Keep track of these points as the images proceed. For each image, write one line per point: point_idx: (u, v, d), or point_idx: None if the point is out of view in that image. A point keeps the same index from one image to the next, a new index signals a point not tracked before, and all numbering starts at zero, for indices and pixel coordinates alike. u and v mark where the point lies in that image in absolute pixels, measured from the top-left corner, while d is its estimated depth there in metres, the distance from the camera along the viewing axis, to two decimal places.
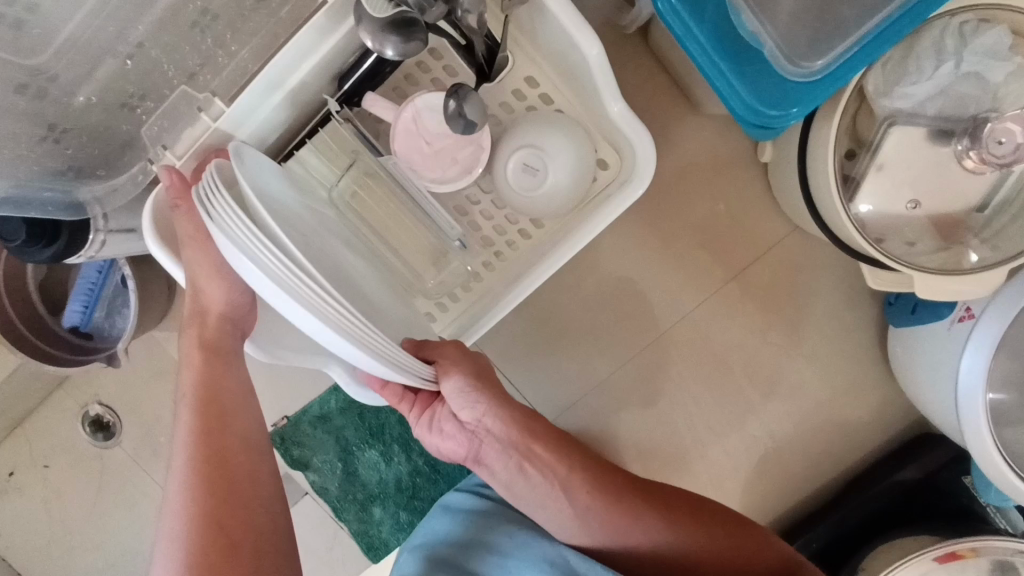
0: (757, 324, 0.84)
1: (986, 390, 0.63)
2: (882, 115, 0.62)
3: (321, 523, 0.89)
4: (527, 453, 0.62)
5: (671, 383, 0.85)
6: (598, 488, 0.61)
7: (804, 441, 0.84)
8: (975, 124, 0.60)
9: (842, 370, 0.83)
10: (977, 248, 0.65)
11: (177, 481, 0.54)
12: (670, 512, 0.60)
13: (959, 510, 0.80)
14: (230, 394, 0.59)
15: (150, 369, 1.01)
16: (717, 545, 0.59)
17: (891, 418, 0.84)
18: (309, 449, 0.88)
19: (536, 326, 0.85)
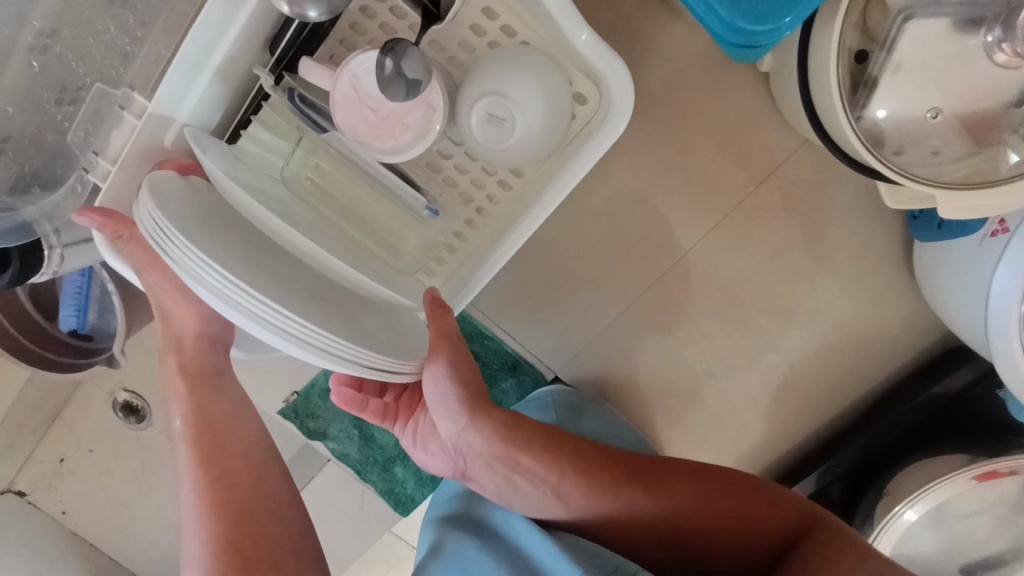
0: (769, 250, 0.77)
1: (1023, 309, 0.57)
2: (896, 8, 0.54)
3: (347, 484, 0.92)
4: (514, 467, 0.61)
5: (680, 320, 0.81)
6: (595, 479, 0.61)
7: (825, 366, 0.80)
8: (1009, 10, 0.52)
9: (864, 291, 0.77)
10: (1017, 147, 0.56)
11: (189, 507, 0.56)
12: (675, 491, 0.60)
13: (987, 420, 0.77)
14: (223, 415, 0.59)
15: None
16: (724, 518, 0.58)
17: (924, 334, 0.78)
18: (324, 420, 0.89)
19: (533, 277, 0.81)
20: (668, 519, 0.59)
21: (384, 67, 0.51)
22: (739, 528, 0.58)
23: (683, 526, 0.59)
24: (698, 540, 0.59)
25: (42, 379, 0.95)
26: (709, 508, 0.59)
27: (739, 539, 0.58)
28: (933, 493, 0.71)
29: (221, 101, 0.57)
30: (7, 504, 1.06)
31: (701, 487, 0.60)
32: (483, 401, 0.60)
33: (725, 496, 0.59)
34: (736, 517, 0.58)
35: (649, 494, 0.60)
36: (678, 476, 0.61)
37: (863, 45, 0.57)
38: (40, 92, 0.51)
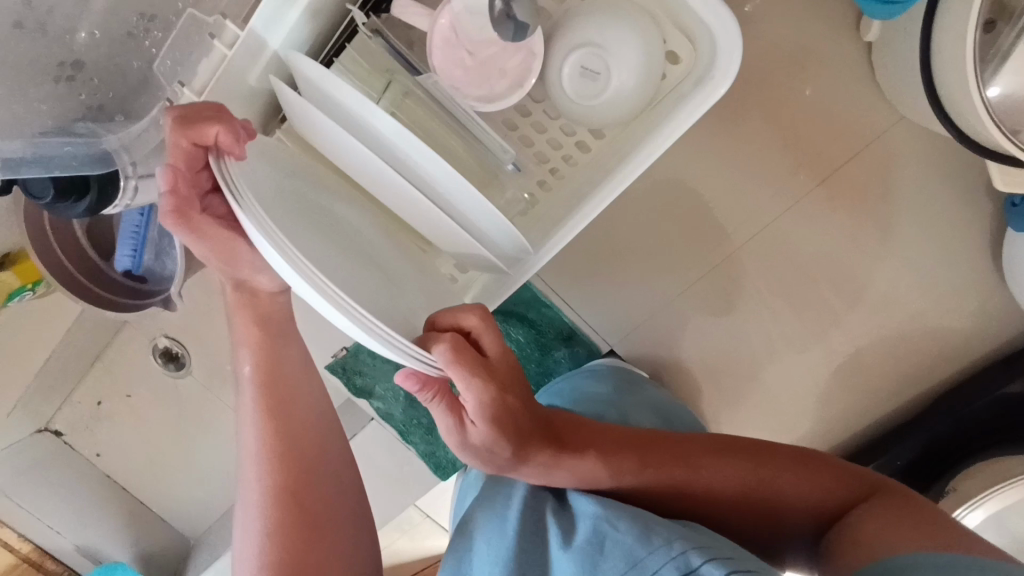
0: (846, 234, 0.75)
1: None
2: None
3: (388, 444, 0.91)
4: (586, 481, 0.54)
5: (748, 301, 0.79)
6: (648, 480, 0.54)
7: (894, 356, 0.78)
8: None
9: (941, 281, 0.74)
10: None
11: (251, 455, 0.56)
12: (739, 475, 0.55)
13: None
14: (289, 373, 0.57)
15: (207, 304, 1.01)
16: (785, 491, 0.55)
17: (1002, 329, 0.75)
18: (372, 378, 0.87)
19: (598, 242, 0.79)
20: (717, 510, 0.55)
21: (494, 7, 0.51)
22: (785, 511, 0.55)
23: (733, 514, 0.55)
24: (743, 527, 0.56)
25: (90, 319, 0.94)
26: (760, 488, 0.55)
27: (787, 520, 0.55)
28: (1003, 494, 0.69)
29: (311, 38, 0.55)
30: (44, 443, 1.06)
31: (754, 466, 0.55)
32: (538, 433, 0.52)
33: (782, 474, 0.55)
34: (785, 501, 0.55)
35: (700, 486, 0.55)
36: (727, 462, 0.55)
37: (992, 14, 0.54)
38: (130, 17, 0.51)
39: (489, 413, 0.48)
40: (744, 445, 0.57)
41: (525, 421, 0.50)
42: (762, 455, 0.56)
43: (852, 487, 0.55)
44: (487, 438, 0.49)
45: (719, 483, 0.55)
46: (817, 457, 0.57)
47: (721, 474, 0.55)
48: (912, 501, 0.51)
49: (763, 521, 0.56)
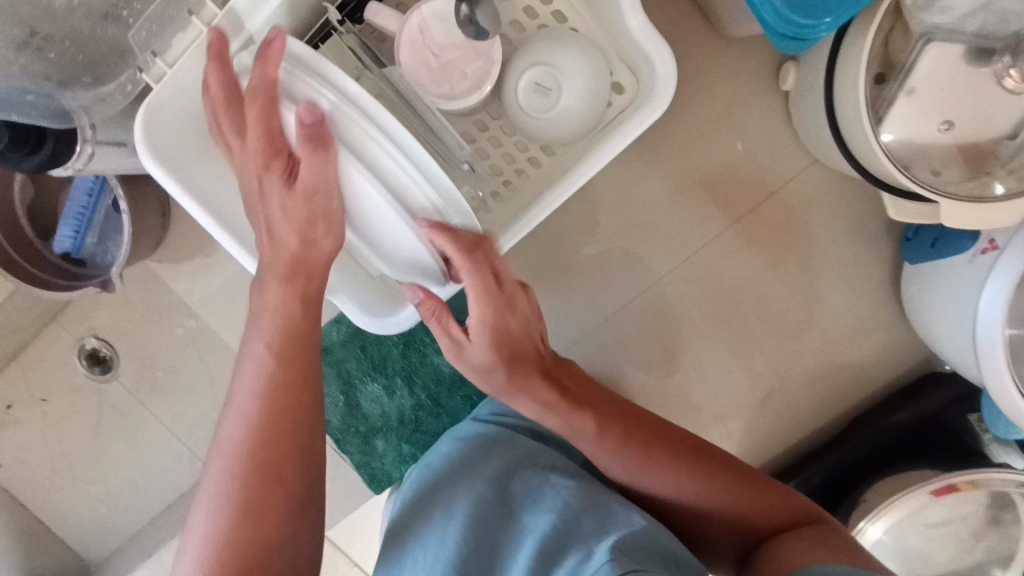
0: (767, 261, 0.82)
1: (1005, 323, 0.61)
2: (917, 32, 0.59)
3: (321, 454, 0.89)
4: (571, 424, 0.60)
5: (678, 319, 0.84)
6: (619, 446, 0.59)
7: (811, 379, 0.84)
8: (1018, 40, 0.57)
9: (849, 308, 0.82)
10: (1004, 179, 0.61)
11: (236, 425, 0.52)
12: (703, 475, 0.58)
13: (959, 450, 0.80)
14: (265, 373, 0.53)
15: (146, 304, 0.98)
16: (735, 500, 0.57)
17: (901, 356, 0.83)
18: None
19: (545, 256, 0.83)
20: (669, 501, 0.59)
21: (459, 12, 0.58)
22: (719, 520, 0.58)
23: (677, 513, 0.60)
24: (682, 521, 0.60)
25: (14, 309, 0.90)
26: (710, 498, 0.58)
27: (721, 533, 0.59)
28: (897, 504, 0.75)
29: (289, 30, 0.59)
30: None
31: (698, 466, 0.58)
32: (536, 365, 0.60)
33: (736, 488, 0.57)
34: (723, 514, 0.57)
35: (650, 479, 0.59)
36: (684, 462, 0.58)
37: (883, 69, 0.61)
38: None
39: (489, 330, 0.58)
40: (717, 455, 0.60)
41: (524, 344, 0.60)
42: (730, 467, 0.59)
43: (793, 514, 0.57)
44: (483, 357, 0.59)
45: (673, 483, 0.58)
46: (771, 480, 0.59)
47: (685, 471, 0.58)
48: (832, 530, 0.54)
49: (702, 526, 0.59)
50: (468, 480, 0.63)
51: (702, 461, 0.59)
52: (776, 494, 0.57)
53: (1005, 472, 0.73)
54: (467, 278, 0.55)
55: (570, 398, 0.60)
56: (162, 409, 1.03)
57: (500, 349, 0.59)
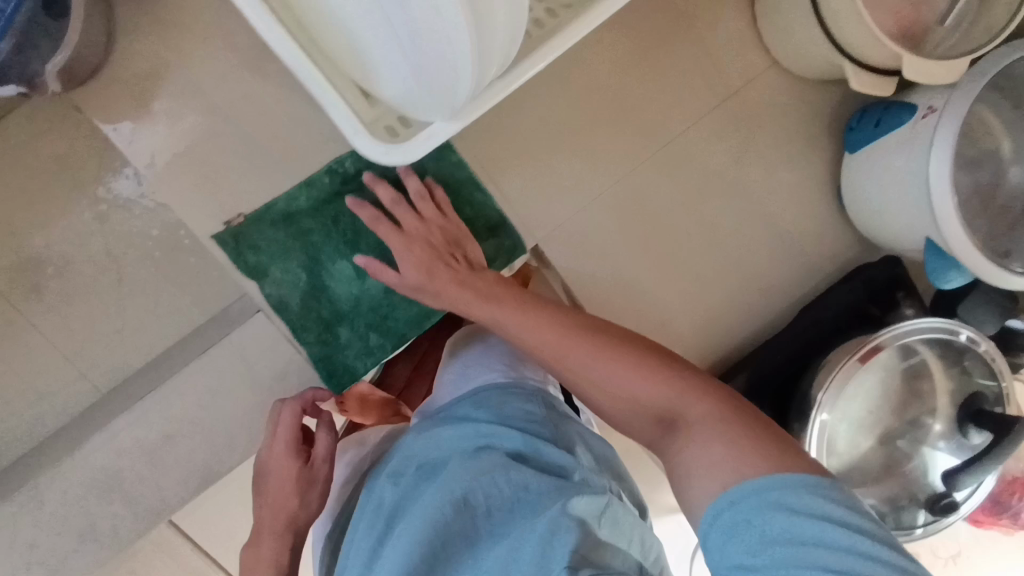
0: (733, 155, 0.88)
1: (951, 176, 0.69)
2: None
3: (273, 347, 0.82)
4: (555, 352, 0.66)
5: (655, 207, 0.87)
6: (539, 339, 0.67)
7: (766, 270, 0.91)
8: None
9: (798, 204, 0.91)
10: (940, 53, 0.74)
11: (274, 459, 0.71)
12: (644, 366, 0.62)
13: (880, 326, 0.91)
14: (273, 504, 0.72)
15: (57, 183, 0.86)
16: (657, 388, 0.61)
17: (838, 249, 0.93)
18: (266, 255, 0.76)
19: (529, 134, 0.82)
20: (602, 390, 0.64)
21: None
22: (647, 408, 0.61)
23: (610, 400, 0.64)
24: (626, 407, 0.63)
25: None
26: (656, 396, 0.60)
27: (648, 437, 0.63)
28: (840, 374, 0.80)
29: None
30: None
31: (630, 350, 0.64)
32: (501, 288, 0.72)
33: (658, 379, 0.61)
34: (650, 399, 0.61)
35: (580, 360, 0.65)
36: (616, 360, 0.63)
37: None
38: None
39: (433, 257, 0.73)
40: (671, 356, 0.63)
41: (480, 278, 0.73)
42: (671, 359, 0.63)
43: (714, 393, 0.59)
44: (465, 279, 0.73)
45: (577, 372, 0.65)
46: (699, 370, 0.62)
47: (614, 358, 0.63)
48: (752, 408, 0.57)
49: (631, 407, 0.62)
50: (430, 452, 0.65)
51: (619, 342, 0.64)
52: (704, 382, 0.60)
53: (919, 329, 0.81)
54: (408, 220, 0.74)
55: (483, 294, 0.71)
56: (61, 317, 0.88)
57: (411, 249, 0.73)
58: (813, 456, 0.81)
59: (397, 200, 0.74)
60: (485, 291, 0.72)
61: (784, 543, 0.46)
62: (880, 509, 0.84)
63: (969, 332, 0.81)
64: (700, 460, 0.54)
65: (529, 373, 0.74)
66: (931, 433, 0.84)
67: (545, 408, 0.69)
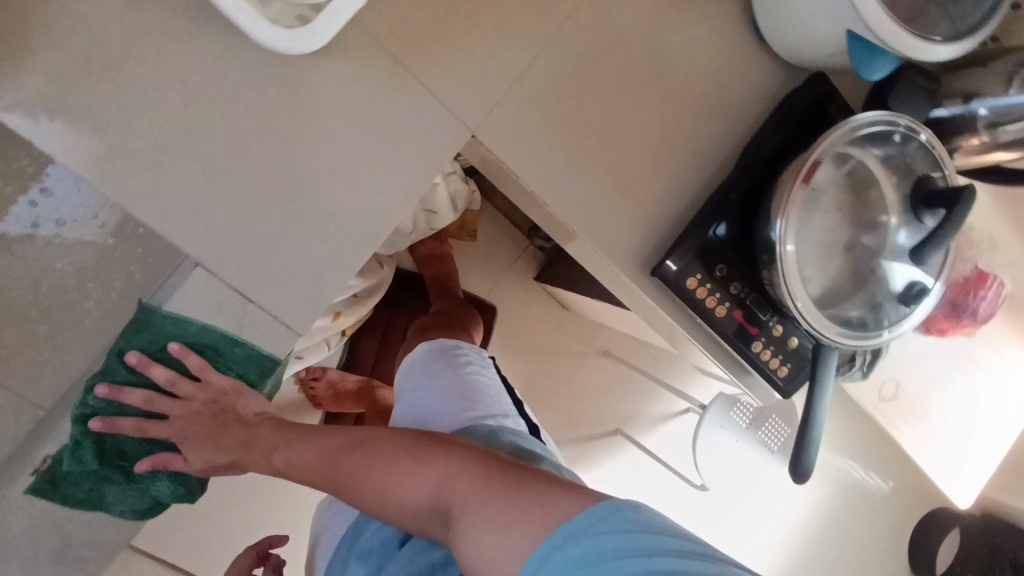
0: (643, 5, 0.86)
1: None
2: None
3: (273, 332, 0.81)
4: (332, 461, 0.79)
5: (575, 78, 0.85)
6: (315, 460, 0.80)
7: (703, 118, 0.90)
8: None
9: (718, 43, 0.89)
10: None
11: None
12: (445, 457, 0.71)
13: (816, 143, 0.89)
14: None
15: None
16: (457, 473, 0.69)
17: (769, 79, 0.92)
18: (159, 348, 0.80)
19: (433, 20, 0.77)
20: (388, 504, 0.73)
21: None
22: (417, 505, 0.71)
23: (396, 506, 0.73)
24: (419, 520, 0.71)
25: None
26: (448, 477, 0.69)
27: (435, 528, 0.70)
28: (796, 192, 0.79)
29: None
30: None
31: (440, 449, 0.72)
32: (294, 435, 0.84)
33: (443, 457, 0.71)
34: (423, 498, 0.71)
35: (373, 478, 0.74)
36: (411, 459, 0.73)
37: None
38: None
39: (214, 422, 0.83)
40: (450, 449, 0.72)
41: (228, 440, 0.84)
42: (445, 445, 0.73)
43: (485, 466, 0.68)
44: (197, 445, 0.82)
45: (355, 491, 0.76)
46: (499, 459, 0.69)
47: (419, 475, 0.72)
48: (529, 477, 0.64)
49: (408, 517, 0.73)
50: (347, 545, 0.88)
51: (419, 454, 0.73)
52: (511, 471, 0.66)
53: (857, 122, 0.80)
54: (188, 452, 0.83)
55: (303, 437, 0.83)
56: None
57: (191, 426, 0.82)
58: (789, 283, 0.80)
59: (149, 397, 0.80)
60: (280, 440, 0.84)
61: (596, 562, 0.52)
62: (861, 317, 0.85)
63: (908, 122, 0.82)
64: (478, 515, 0.62)
65: None
66: (890, 228, 0.85)
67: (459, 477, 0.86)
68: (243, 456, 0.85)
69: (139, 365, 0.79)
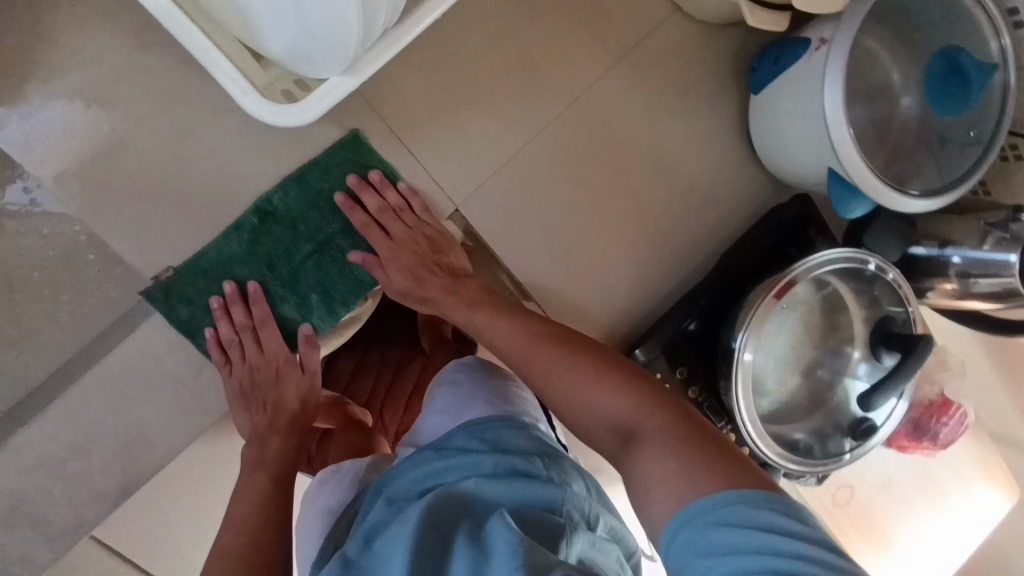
0: (644, 103, 0.88)
1: (844, 109, 0.71)
2: None
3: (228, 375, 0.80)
4: (533, 350, 0.71)
5: (568, 164, 0.87)
6: (519, 346, 0.72)
7: (688, 219, 0.92)
8: None
9: (713, 150, 0.92)
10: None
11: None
12: (625, 384, 0.65)
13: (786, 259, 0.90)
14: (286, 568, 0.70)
15: None
16: (670, 417, 0.62)
17: (758, 191, 0.94)
18: (200, 308, 0.78)
19: (434, 95, 0.80)
20: (580, 407, 0.67)
21: None
22: (605, 421, 0.66)
23: (581, 412, 0.67)
24: (594, 431, 0.67)
25: None
26: (639, 412, 0.64)
27: (609, 446, 0.66)
28: (761, 312, 0.80)
29: None
30: None
31: (617, 370, 0.67)
32: (423, 257, 0.81)
33: (632, 386, 0.65)
34: (611, 416, 0.65)
35: (566, 382, 0.68)
36: (591, 377, 0.67)
37: None
38: None
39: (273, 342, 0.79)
40: (635, 373, 0.67)
41: (417, 257, 0.80)
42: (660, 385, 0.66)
43: (668, 401, 0.64)
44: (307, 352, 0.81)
45: (548, 384, 0.70)
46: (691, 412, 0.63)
47: (606, 393, 0.66)
48: (708, 426, 0.61)
49: (589, 385, 0.67)
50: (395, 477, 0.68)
51: (611, 373, 0.67)
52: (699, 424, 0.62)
53: (823, 256, 0.81)
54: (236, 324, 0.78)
55: (488, 298, 0.79)
56: None
57: (399, 259, 0.79)
58: (743, 401, 0.80)
59: (382, 208, 0.79)
60: (471, 300, 0.79)
61: (711, 534, 0.52)
62: (807, 442, 0.86)
63: (877, 260, 0.83)
64: (657, 466, 0.59)
65: (518, 408, 0.74)
66: (849, 360, 0.87)
67: (538, 442, 0.69)
68: (442, 301, 0.81)
69: (256, 295, 0.77)
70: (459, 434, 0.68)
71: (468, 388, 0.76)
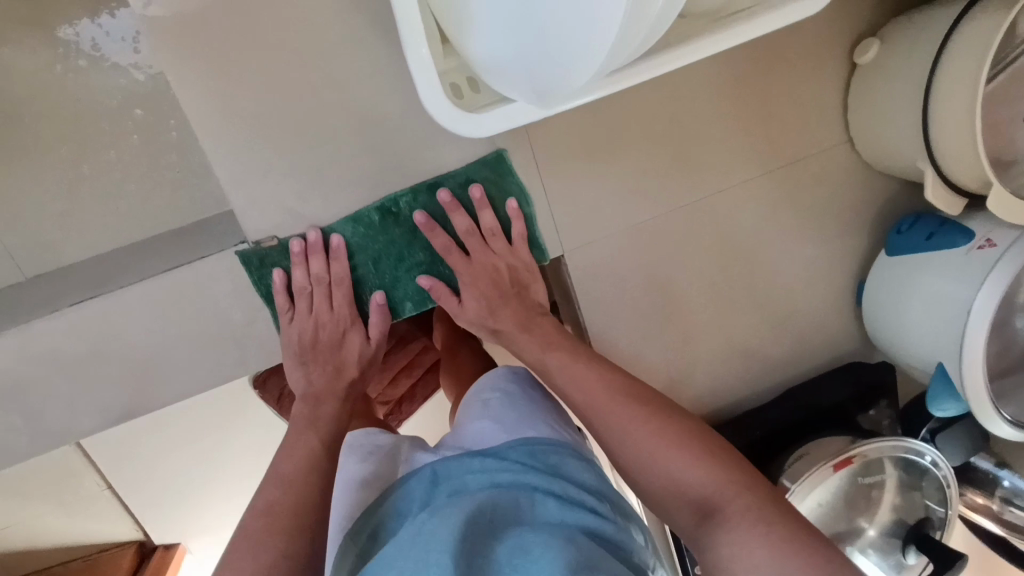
0: (778, 219, 0.85)
1: (988, 319, 0.68)
2: None
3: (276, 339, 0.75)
4: (593, 406, 0.64)
5: (684, 250, 0.83)
6: (594, 384, 0.65)
7: (770, 344, 0.89)
8: None
9: (821, 289, 0.89)
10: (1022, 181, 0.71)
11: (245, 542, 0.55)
12: (709, 451, 0.57)
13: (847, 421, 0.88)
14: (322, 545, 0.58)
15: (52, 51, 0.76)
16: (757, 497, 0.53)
17: (844, 342, 0.91)
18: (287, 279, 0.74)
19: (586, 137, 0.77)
20: (651, 477, 0.58)
21: None
22: (679, 493, 0.56)
23: (654, 485, 0.58)
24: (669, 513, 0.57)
25: None
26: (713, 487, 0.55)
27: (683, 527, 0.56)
28: (817, 474, 0.78)
29: None
30: None
31: (705, 442, 0.58)
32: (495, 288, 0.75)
33: (721, 462, 0.56)
34: (686, 484, 0.56)
35: (630, 446, 0.60)
36: (660, 434, 0.59)
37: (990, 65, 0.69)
38: None
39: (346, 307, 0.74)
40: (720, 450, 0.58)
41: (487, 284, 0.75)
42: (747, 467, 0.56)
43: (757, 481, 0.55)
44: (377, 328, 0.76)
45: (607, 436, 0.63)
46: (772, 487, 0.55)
47: (689, 461, 0.57)
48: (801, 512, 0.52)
49: (664, 468, 0.58)
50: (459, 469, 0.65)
51: (687, 437, 0.59)
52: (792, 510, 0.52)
53: (885, 440, 0.80)
54: (317, 268, 0.72)
55: (559, 342, 0.72)
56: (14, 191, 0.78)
57: (479, 285, 0.75)
58: None
59: (472, 229, 0.75)
60: (545, 339, 0.73)
61: None
62: None
63: (934, 456, 0.82)
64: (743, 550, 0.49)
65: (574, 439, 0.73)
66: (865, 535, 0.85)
67: (597, 479, 0.67)
68: (514, 334, 0.75)
69: (338, 250, 0.72)
70: (518, 453, 0.65)
71: (523, 405, 0.74)
